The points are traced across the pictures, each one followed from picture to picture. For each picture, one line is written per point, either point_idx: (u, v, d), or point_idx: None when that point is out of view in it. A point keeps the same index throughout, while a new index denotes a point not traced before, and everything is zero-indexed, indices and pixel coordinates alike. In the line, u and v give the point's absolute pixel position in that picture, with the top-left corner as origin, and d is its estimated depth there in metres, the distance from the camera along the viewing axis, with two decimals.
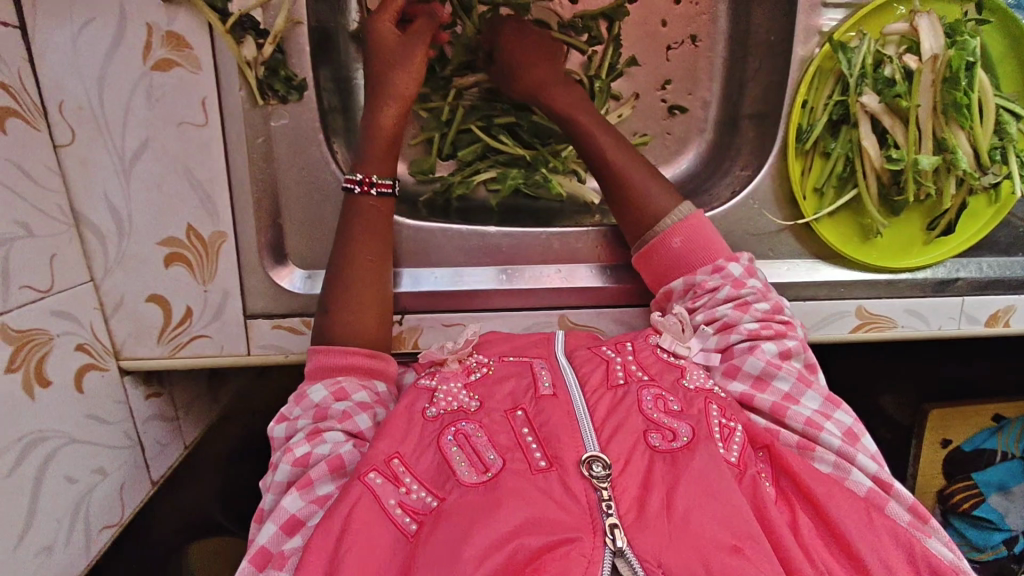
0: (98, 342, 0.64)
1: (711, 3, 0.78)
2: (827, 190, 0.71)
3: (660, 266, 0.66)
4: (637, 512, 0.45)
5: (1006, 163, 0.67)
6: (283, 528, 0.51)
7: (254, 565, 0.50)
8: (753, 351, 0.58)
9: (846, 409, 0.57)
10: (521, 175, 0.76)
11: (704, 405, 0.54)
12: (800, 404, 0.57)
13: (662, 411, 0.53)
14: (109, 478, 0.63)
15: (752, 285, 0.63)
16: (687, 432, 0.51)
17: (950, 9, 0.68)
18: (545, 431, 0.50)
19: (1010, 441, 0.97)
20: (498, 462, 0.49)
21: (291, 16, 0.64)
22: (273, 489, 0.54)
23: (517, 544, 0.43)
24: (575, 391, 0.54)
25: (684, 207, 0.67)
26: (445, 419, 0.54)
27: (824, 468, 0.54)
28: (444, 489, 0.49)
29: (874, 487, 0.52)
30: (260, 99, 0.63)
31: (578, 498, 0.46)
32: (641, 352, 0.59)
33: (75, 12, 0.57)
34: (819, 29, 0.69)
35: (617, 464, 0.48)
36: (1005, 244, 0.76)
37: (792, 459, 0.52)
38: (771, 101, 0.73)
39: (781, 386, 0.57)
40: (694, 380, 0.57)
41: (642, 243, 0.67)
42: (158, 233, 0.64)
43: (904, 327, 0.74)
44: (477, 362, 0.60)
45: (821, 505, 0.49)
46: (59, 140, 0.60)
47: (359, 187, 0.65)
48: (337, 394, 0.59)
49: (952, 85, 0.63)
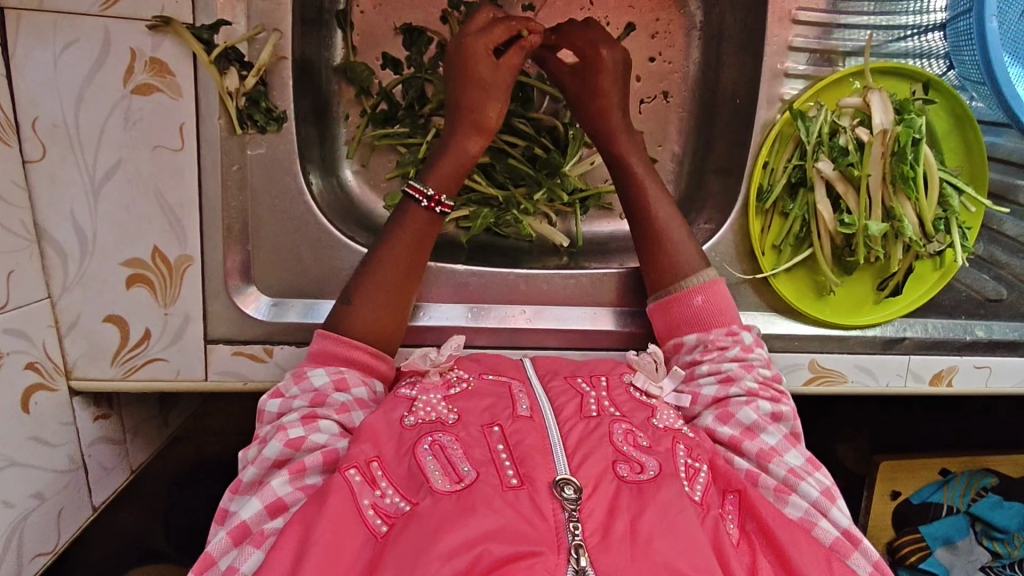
0: (49, 361, 0.63)
1: (683, 62, 0.82)
2: (784, 248, 0.74)
3: (677, 321, 0.67)
4: (602, 535, 0.45)
5: (950, 233, 0.72)
6: (268, 509, 0.52)
7: (231, 539, 0.51)
8: (749, 403, 0.60)
9: (824, 472, 0.59)
10: (492, 215, 0.77)
11: (671, 445, 0.55)
12: (784, 458, 0.58)
13: (632, 445, 0.54)
14: (47, 503, 0.61)
15: (759, 351, 0.65)
16: (654, 467, 0.52)
17: (900, 86, 0.73)
18: (519, 450, 0.51)
19: (954, 494, 0.97)
20: (472, 473, 0.49)
21: (277, 51, 0.66)
22: (258, 463, 0.55)
23: (482, 550, 0.43)
24: (550, 418, 0.54)
25: (708, 273, 0.68)
26: (422, 429, 0.54)
27: (796, 513, 0.55)
28: (417, 495, 0.49)
29: (840, 537, 0.54)
30: (238, 129, 0.64)
31: (546, 518, 0.46)
32: (614, 389, 0.60)
33: (58, 34, 0.58)
34: (780, 97, 0.73)
35: (587, 488, 0.48)
36: (948, 307, 0.79)
37: (761, 502, 0.53)
38: (736, 159, 0.76)
39: (767, 439, 0.59)
40: (664, 419, 0.59)
41: (662, 292, 0.69)
42: (122, 254, 0.64)
43: (853, 382, 0.76)
44: (458, 377, 0.61)
45: (784, 547, 0.50)
46: (28, 156, 0.60)
47: (426, 201, 0.67)
48: (337, 383, 0.59)
49: (899, 160, 0.68)
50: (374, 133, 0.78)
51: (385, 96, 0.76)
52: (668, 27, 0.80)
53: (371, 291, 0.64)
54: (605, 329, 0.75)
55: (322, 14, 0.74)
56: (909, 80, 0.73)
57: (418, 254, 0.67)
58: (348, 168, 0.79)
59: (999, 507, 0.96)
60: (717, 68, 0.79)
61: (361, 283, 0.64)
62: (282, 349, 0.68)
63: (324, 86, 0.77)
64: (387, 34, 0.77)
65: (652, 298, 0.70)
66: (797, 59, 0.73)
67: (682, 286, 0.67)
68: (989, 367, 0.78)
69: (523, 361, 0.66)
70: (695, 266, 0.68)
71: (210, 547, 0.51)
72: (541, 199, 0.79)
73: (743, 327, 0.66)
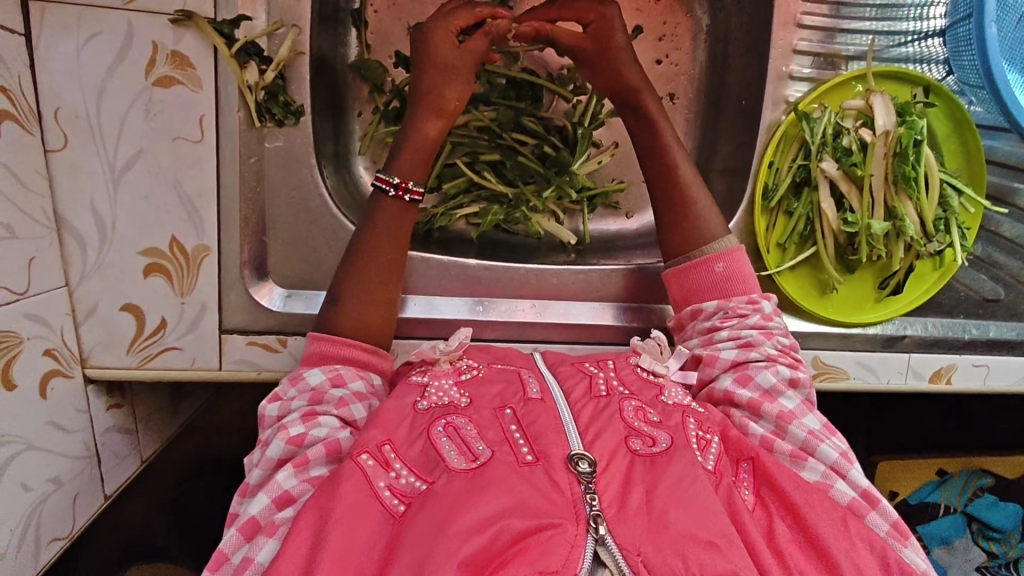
0: (66, 348, 0.63)
1: (690, 64, 0.83)
2: (789, 246, 0.76)
3: (696, 283, 0.68)
4: (618, 508, 0.47)
5: (949, 233, 0.74)
6: (276, 502, 0.52)
7: (243, 535, 0.51)
8: (769, 367, 0.61)
9: (840, 437, 0.59)
10: (501, 212, 0.78)
11: (681, 419, 0.56)
12: (800, 423, 0.59)
13: (643, 420, 0.55)
14: (63, 488, 0.62)
15: (778, 321, 0.66)
16: (666, 440, 0.53)
17: (901, 90, 0.75)
18: (532, 429, 0.52)
19: (952, 494, 0.99)
20: (487, 452, 0.50)
21: (295, 46, 0.68)
22: (262, 463, 0.55)
23: (502, 526, 0.44)
24: (561, 401, 0.56)
25: (730, 241, 0.69)
26: (435, 413, 0.55)
27: (812, 477, 0.55)
28: (432, 475, 0.50)
29: (856, 498, 0.54)
30: (257, 122, 0.66)
31: (563, 491, 0.47)
32: (622, 370, 0.62)
33: (83, 27, 0.59)
34: (785, 99, 0.75)
35: (600, 462, 0.49)
36: (948, 307, 0.81)
37: (775, 468, 0.54)
38: (741, 159, 0.78)
39: (786, 403, 0.60)
40: (673, 396, 0.60)
41: (681, 259, 0.69)
42: (139, 243, 0.64)
43: (855, 379, 0.78)
44: (467, 365, 0.62)
45: (799, 510, 0.51)
46: (50, 145, 0.61)
47: (393, 191, 0.67)
48: (334, 380, 0.60)
49: (901, 160, 0.70)
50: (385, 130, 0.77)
51: (397, 93, 0.76)
52: (675, 30, 0.82)
53: (360, 288, 0.65)
54: (613, 324, 0.76)
55: (337, 13, 0.76)
56: (911, 84, 0.75)
57: (396, 245, 0.67)
58: (359, 164, 0.80)
59: (995, 507, 0.98)
60: (723, 70, 0.81)
61: (348, 283, 0.65)
62: (295, 340, 0.69)
63: (337, 83, 0.78)
64: (400, 33, 0.78)
65: (669, 265, 0.71)
66: (802, 63, 0.75)
67: (705, 250, 0.68)
68: (987, 366, 0.79)
69: (533, 355, 0.67)
70: (716, 234, 0.69)
71: (223, 544, 0.52)
72: (549, 196, 0.81)
73: (764, 295, 0.67)
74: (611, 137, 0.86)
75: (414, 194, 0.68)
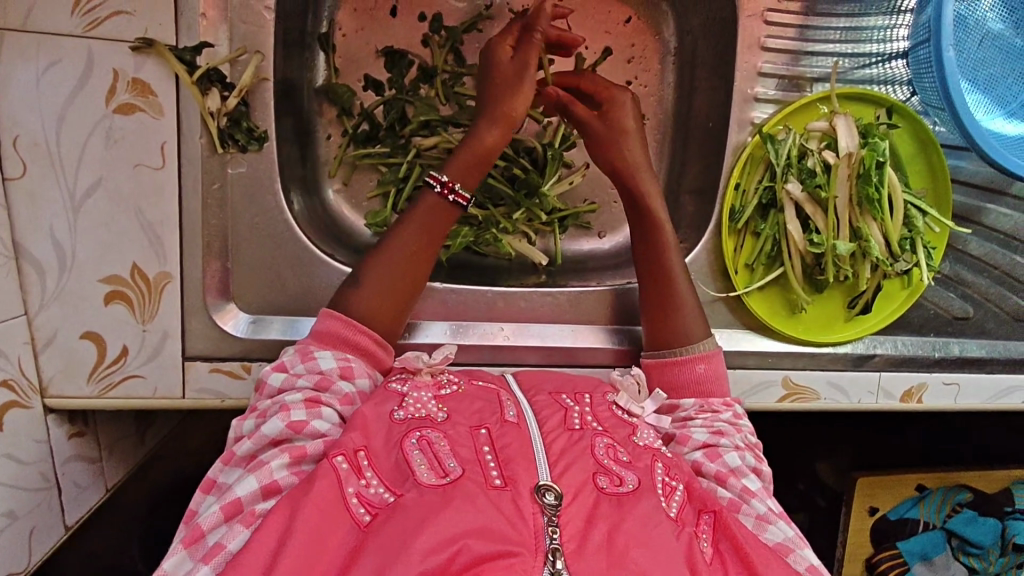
0: (23, 378, 0.62)
1: (659, 86, 0.83)
2: (756, 266, 0.76)
3: (676, 378, 0.69)
4: (579, 543, 0.46)
5: (915, 252, 0.74)
6: (263, 489, 0.51)
7: (224, 514, 0.50)
8: (737, 452, 0.62)
9: (796, 525, 0.59)
10: (471, 233, 0.78)
11: (650, 462, 0.56)
12: (758, 499, 0.58)
13: (613, 459, 0.54)
14: (18, 521, 0.61)
15: (747, 421, 0.67)
16: (633, 481, 0.53)
17: (865, 111, 0.76)
18: (504, 452, 0.52)
19: (930, 511, 0.98)
20: (458, 469, 0.50)
21: (258, 73, 0.67)
22: (255, 438, 0.55)
23: (461, 547, 0.44)
24: (536, 429, 0.55)
25: (709, 342, 0.69)
26: (411, 423, 0.55)
27: (772, 539, 0.55)
28: (401, 487, 0.49)
29: (814, 566, 0.54)
30: (220, 148, 0.65)
31: (526, 519, 0.47)
32: (597, 406, 0.61)
33: (41, 53, 0.59)
34: (751, 121, 0.76)
35: (567, 495, 0.49)
36: (918, 324, 0.81)
37: (736, 525, 0.53)
38: (709, 181, 0.78)
39: (748, 483, 0.60)
40: (644, 438, 0.60)
41: (664, 351, 0.70)
42: (100, 271, 0.64)
43: (826, 399, 0.78)
44: (448, 380, 0.62)
45: (756, 570, 0.50)
46: (8, 173, 0.60)
47: (439, 188, 0.67)
48: (343, 371, 0.60)
49: (865, 182, 0.71)
50: (355, 153, 0.79)
51: (367, 117, 0.78)
52: (643, 53, 0.82)
53: (379, 275, 0.65)
54: (581, 346, 0.76)
55: (304, 37, 0.76)
56: (874, 105, 0.76)
57: (423, 244, 0.67)
58: (329, 187, 0.80)
59: (973, 523, 0.98)
60: (690, 92, 0.82)
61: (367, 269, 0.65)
62: (260, 366, 0.68)
63: (305, 107, 0.78)
64: (369, 57, 0.79)
65: (648, 354, 0.71)
66: (767, 85, 0.76)
67: (688, 351, 0.69)
68: (957, 384, 0.80)
69: (506, 376, 0.67)
70: (699, 335, 0.70)
71: (201, 519, 0.50)
72: (520, 218, 0.81)
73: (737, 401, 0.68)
74: (582, 157, 0.86)
75: (459, 196, 0.68)
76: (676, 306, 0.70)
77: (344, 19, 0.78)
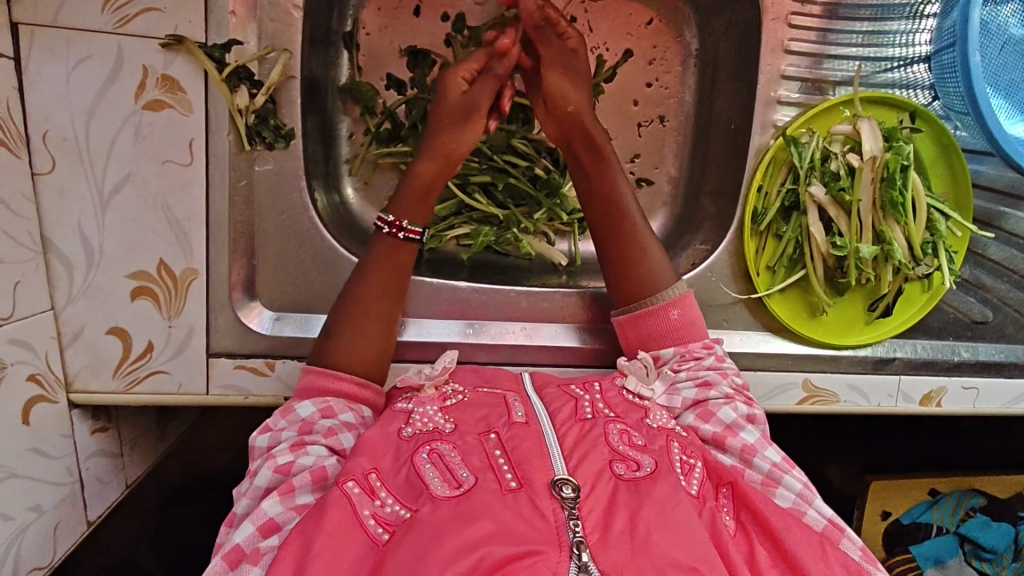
0: (51, 373, 0.62)
1: (680, 88, 0.84)
2: (778, 269, 0.76)
3: (651, 331, 0.68)
4: (601, 533, 0.46)
5: (937, 256, 0.74)
6: (260, 530, 0.52)
7: (226, 563, 0.50)
8: (729, 404, 0.62)
9: (800, 471, 0.60)
10: (493, 234, 0.78)
11: (665, 443, 0.56)
12: (762, 455, 0.59)
13: (627, 444, 0.55)
14: (45, 516, 0.61)
15: (732, 364, 0.67)
16: (650, 464, 0.53)
17: (888, 115, 0.76)
18: (516, 454, 0.51)
19: (945, 515, 0.98)
20: (471, 479, 0.50)
21: (286, 71, 0.68)
22: (250, 493, 0.55)
23: (484, 552, 0.43)
24: (547, 424, 0.55)
25: (680, 287, 0.69)
26: (421, 437, 0.55)
27: (784, 505, 0.56)
28: (416, 502, 0.49)
29: (828, 524, 0.55)
30: (247, 145, 0.66)
31: (546, 517, 0.47)
32: (608, 392, 0.61)
33: (73, 50, 0.59)
34: (773, 123, 0.76)
35: (585, 486, 0.49)
36: (937, 328, 0.81)
37: (754, 493, 0.54)
38: (731, 182, 0.78)
39: (747, 437, 0.60)
40: (658, 420, 0.59)
41: (635, 305, 0.69)
42: (126, 266, 0.64)
43: (846, 402, 0.78)
44: (453, 390, 0.61)
45: (778, 535, 0.51)
46: (38, 168, 0.60)
47: (388, 228, 0.68)
48: (324, 411, 0.60)
49: (888, 186, 0.71)
50: (376, 151, 0.79)
51: (389, 115, 0.77)
52: (665, 54, 0.83)
53: (357, 321, 0.65)
54: (603, 346, 0.76)
55: (329, 35, 0.76)
56: (897, 109, 0.76)
57: (392, 285, 0.67)
58: (350, 185, 0.80)
59: (988, 527, 0.97)
60: (712, 95, 0.82)
61: (341, 315, 0.65)
62: (285, 364, 0.68)
63: (329, 105, 0.78)
64: (392, 56, 0.79)
65: (619, 311, 0.70)
66: (789, 88, 0.76)
67: (658, 299, 0.68)
68: (977, 389, 0.80)
69: (524, 375, 0.66)
70: (668, 280, 0.69)
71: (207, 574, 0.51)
72: (540, 218, 0.81)
73: (713, 341, 0.68)
74: None
75: (409, 232, 0.68)
76: (645, 256, 0.69)
77: (368, 18, 0.78)
